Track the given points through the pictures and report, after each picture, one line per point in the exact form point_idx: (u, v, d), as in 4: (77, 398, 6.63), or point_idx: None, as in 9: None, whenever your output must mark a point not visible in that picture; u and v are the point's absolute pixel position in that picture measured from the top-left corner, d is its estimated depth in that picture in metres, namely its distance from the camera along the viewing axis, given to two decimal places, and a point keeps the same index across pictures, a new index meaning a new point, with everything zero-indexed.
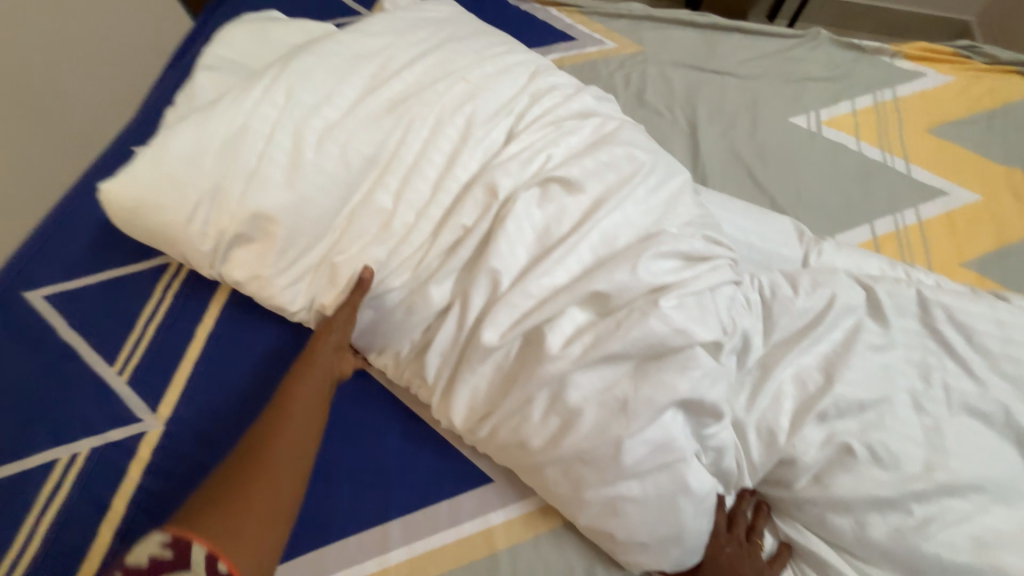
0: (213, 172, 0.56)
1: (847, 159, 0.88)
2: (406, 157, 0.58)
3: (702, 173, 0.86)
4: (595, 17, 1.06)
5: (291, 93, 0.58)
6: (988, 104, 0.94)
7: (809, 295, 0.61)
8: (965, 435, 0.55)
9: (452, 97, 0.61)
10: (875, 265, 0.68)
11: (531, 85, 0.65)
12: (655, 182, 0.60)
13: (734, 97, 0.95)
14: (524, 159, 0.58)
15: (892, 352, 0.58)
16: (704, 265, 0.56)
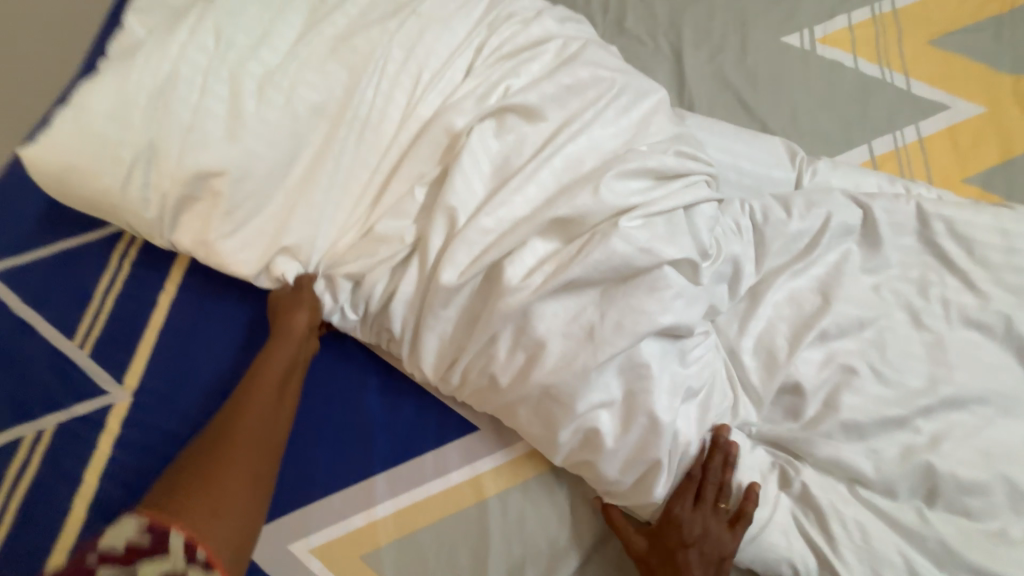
0: (144, 129, 0.51)
1: (842, 78, 0.82)
2: (353, 90, 0.53)
3: (687, 102, 0.80)
4: None
5: (223, 26, 0.53)
6: (994, 8, 0.87)
7: (804, 217, 0.57)
8: (969, 350, 0.53)
9: (401, 20, 0.55)
10: (873, 183, 0.64)
11: (491, 2, 0.59)
12: (631, 105, 0.54)
13: (721, 19, 0.87)
14: (480, 89, 0.53)
15: (886, 272, 0.56)
16: (675, 183, 0.52)
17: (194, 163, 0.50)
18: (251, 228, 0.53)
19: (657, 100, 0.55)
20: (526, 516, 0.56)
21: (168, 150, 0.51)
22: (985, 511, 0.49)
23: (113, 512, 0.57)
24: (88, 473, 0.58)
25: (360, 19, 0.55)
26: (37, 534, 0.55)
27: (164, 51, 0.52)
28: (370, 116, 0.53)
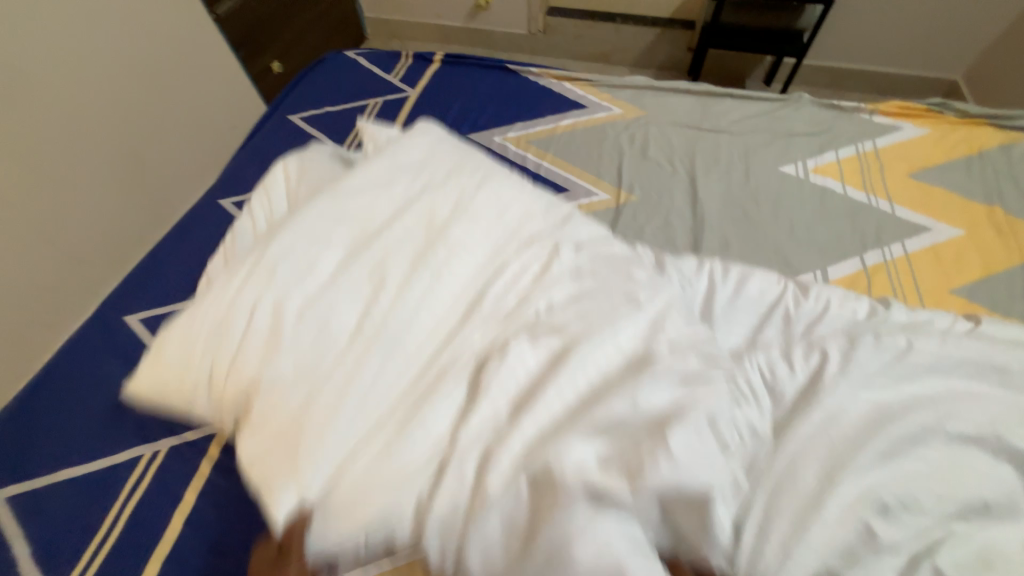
0: (201, 366, 0.58)
1: (834, 201, 0.98)
2: (408, 296, 0.59)
3: (700, 217, 0.97)
4: (603, 88, 1.24)
5: (289, 251, 0.63)
6: (965, 151, 1.04)
7: (805, 364, 0.61)
8: (970, 463, 0.56)
9: (439, 223, 0.67)
10: (857, 308, 0.72)
11: (513, 218, 0.69)
12: (647, 307, 0.59)
13: (727, 151, 1.08)
14: (507, 294, 0.61)
15: (902, 387, 0.60)
16: (700, 385, 0.50)
17: (241, 387, 0.56)
18: (278, 438, 0.51)
19: (643, 314, 0.58)
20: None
21: (241, 354, 0.57)
22: None
23: (202, 529, 0.66)
24: (188, 491, 0.69)
25: (414, 237, 0.66)
26: (139, 542, 0.66)
27: (250, 279, 0.62)
28: (421, 304, 0.59)
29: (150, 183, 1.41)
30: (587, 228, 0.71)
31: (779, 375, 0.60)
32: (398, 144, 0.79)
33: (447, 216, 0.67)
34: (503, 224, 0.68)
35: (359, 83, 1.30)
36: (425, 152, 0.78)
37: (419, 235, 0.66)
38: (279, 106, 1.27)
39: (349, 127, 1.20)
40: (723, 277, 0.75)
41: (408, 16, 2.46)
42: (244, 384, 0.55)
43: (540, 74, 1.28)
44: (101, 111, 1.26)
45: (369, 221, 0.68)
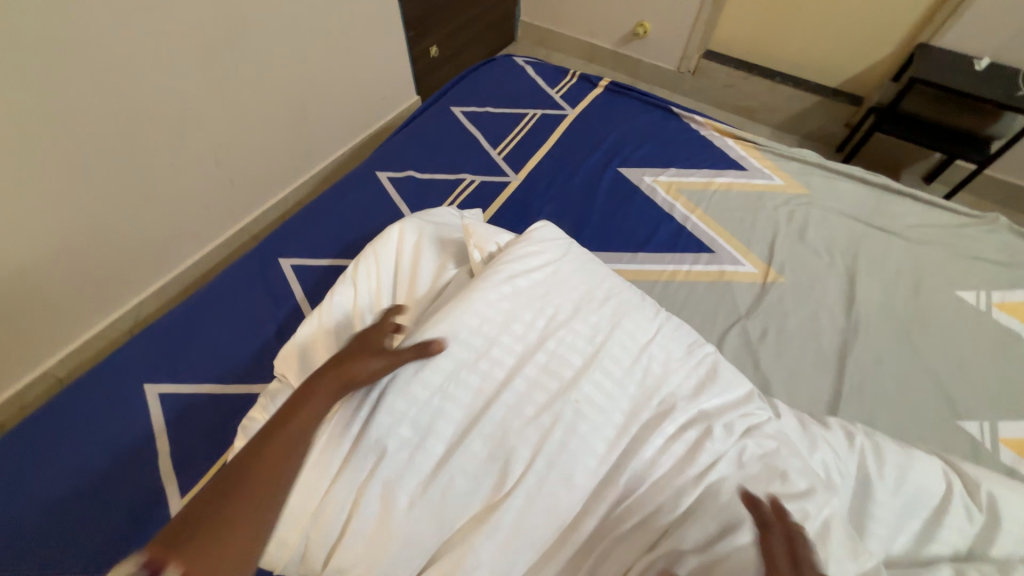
0: (302, 506, 0.49)
1: (1018, 349, 0.86)
2: (551, 477, 0.50)
3: (854, 320, 0.89)
4: (767, 154, 1.19)
5: (429, 371, 0.54)
6: None
7: None
8: None
9: (584, 351, 0.59)
10: None
11: (652, 365, 0.60)
12: (810, 511, 0.51)
13: (898, 257, 0.99)
14: (651, 467, 0.54)
15: None
16: None
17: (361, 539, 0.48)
18: None
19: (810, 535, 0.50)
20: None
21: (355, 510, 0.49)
22: None
23: None
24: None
25: (563, 383, 0.56)
26: None
27: (379, 408, 0.52)
28: (564, 464, 0.51)
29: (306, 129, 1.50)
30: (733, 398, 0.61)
31: None
32: (529, 241, 0.67)
33: (591, 358, 0.58)
34: (653, 379, 0.59)
35: (520, 91, 1.33)
36: (557, 253, 0.67)
37: (561, 367, 0.57)
38: (444, 96, 1.34)
39: (505, 131, 1.23)
40: (879, 468, 0.64)
41: (563, 30, 2.51)
42: (364, 550, 0.48)
43: (702, 124, 1.25)
44: (294, 58, 1.34)
45: (511, 341, 0.58)
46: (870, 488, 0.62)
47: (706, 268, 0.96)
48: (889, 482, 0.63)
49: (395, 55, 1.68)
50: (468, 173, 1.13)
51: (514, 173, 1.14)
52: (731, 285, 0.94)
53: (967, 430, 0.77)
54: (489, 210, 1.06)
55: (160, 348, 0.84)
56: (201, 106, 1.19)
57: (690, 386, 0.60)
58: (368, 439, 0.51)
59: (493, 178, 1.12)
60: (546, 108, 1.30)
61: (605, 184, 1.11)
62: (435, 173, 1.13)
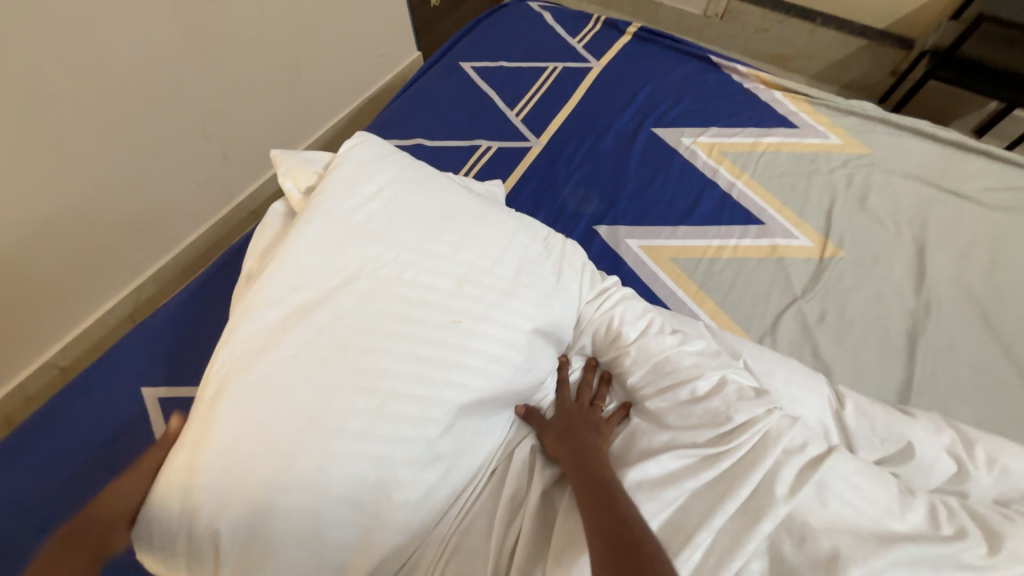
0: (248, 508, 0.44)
1: None
2: (376, 425, 0.48)
3: (925, 300, 0.79)
4: (820, 108, 1.05)
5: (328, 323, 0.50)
6: None
7: None
8: None
9: (439, 265, 0.57)
10: None
11: (503, 270, 0.60)
12: (861, 485, 0.52)
13: (972, 226, 0.87)
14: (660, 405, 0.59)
15: None
16: (925, 545, 0.49)
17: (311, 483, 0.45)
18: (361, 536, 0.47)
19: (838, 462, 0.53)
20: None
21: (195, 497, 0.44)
22: None
23: None
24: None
25: (370, 323, 0.52)
26: None
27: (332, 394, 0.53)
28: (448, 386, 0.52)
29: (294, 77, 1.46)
30: (659, 324, 0.67)
31: None
32: (345, 160, 0.62)
33: (377, 285, 0.53)
34: (494, 279, 0.59)
35: (537, 42, 1.18)
36: (395, 176, 0.63)
37: (425, 290, 0.55)
38: (451, 51, 1.19)
39: (523, 88, 1.09)
40: (969, 452, 0.58)
41: None
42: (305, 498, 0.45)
43: (746, 75, 1.10)
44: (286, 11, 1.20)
45: (330, 268, 0.53)
46: (967, 475, 0.57)
47: (755, 243, 0.86)
48: (983, 469, 0.57)
49: (394, 3, 1.50)
50: (484, 138, 1.01)
51: (535, 137, 1.01)
52: (784, 261, 0.84)
53: None
54: (508, 181, 0.95)
55: (162, 347, 0.78)
56: (177, 68, 1.04)
57: (546, 293, 0.62)
58: (205, 392, 0.48)
59: (513, 144, 1.00)
60: (567, 60, 1.15)
61: (639, 148, 0.98)
62: (447, 140, 1.01)
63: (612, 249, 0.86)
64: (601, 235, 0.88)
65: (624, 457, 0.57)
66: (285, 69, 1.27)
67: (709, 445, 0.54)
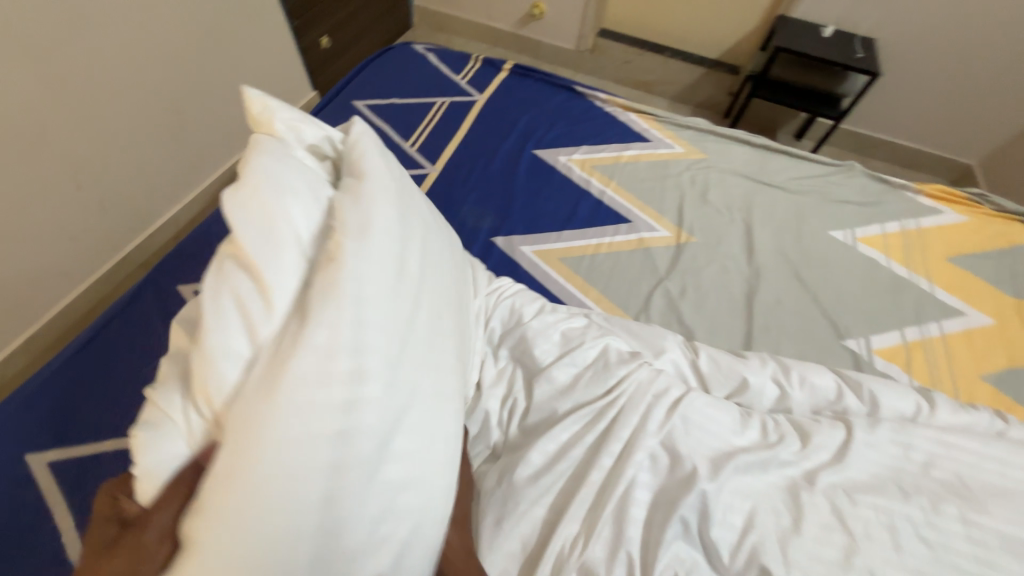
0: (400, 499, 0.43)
1: (880, 274, 1.02)
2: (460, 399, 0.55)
3: (756, 267, 1.00)
4: (667, 125, 1.28)
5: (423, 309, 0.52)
6: (998, 245, 1.11)
7: (863, 498, 0.62)
8: (1009, 563, 0.59)
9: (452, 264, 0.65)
10: (911, 402, 0.76)
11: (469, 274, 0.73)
12: (710, 414, 0.66)
13: (783, 208, 1.12)
14: (561, 379, 0.68)
15: (935, 492, 0.64)
16: (754, 454, 0.63)
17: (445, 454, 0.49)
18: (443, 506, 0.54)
19: (693, 401, 0.66)
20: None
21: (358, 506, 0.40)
22: None
23: None
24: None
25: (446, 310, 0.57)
26: None
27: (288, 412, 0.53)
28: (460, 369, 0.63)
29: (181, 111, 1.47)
30: (554, 311, 0.77)
31: (853, 505, 0.61)
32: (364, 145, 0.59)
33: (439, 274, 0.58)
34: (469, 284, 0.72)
35: (424, 80, 1.30)
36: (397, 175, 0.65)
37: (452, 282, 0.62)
38: (342, 90, 1.26)
39: (416, 122, 1.19)
40: (787, 377, 0.75)
41: (460, 13, 2.49)
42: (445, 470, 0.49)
43: (606, 101, 1.30)
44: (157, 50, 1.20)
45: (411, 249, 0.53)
46: (787, 395, 0.74)
47: (626, 238, 1.02)
48: (797, 388, 0.75)
49: (282, 47, 1.54)
50: None
51: (431, 164, 1.11)
52: (650, 250, 1.00)
53: (850, 347, 0.91)
54: None
55: (55, 412, 0.75)
56: (29, 121, 1.00)
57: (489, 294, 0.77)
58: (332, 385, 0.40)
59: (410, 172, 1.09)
60: (453, 95, 1.27)
61: (524, 168, 1.12)
62: None
63: (510, 256, 0.97)
64: (498, 246, 0.98)
65: (533, 432, 0.65)
66: (162, 115, 1.26)
67: (598, 403, 0.65)
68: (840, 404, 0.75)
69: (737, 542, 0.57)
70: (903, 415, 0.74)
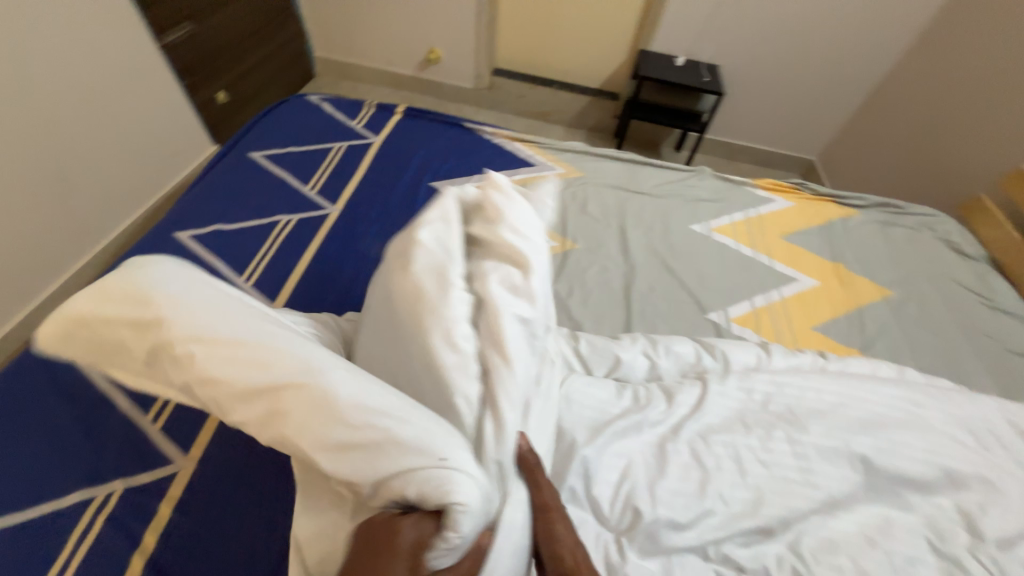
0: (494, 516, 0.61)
1: (731, 256, 1.22)
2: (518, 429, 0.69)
3: (631, 264, 1.16)
4: (548, 149, 1.44)
5: None
6: (818, 222, 1.37)
7: (712, 438, 0.75)
8: (823, 468, 0.74)
9: None
10: (753, 355, 0.92)
11: None
12: (588, 390, 0.77)
13: (650, 211, 1.30)
14: None
15: (767, 423, 0.79)
16: (625, 417, 0.75)
17: None
18: None
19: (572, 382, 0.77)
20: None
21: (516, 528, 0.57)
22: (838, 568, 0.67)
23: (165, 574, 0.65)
24: (206, 421, 0.79)
25: None
26: None
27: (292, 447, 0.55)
28: None
29: (55, 173, 1.42)
30: None
31: (707, 445, 0.74)
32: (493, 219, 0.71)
33: None
34: None
35: (321, 127, 1.37)
36: None
37: None
38: (237, 143, 1.29)
39: (314, 167, 1.25)
40: (655, 351, 0.89)
41: (361, 61, 2.61)
42: None
43: (493, 134, 1.45)
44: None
45: None
46: (655, 365, 0.87)
47: None
48: (663, 358, 0.88)
49: None
50: (282, 213, 1.13)
51: (332, 204, 1.17)
52: None
53: (712, 319, 1.07)
54: (311, 246, 1.08)
55: None
56: None
57: None
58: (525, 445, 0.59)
59: (311, 214, 1.14)
60: (349, 138, 1.36)
61: (421, 199, 1.22)
62: (246, 222, 1.10)
63: None
64: None
65: None
66: None
67: None
68: (699, 365, 0.89)
69: (614, 495, 0.67)
70: (747, 366, 0.90)
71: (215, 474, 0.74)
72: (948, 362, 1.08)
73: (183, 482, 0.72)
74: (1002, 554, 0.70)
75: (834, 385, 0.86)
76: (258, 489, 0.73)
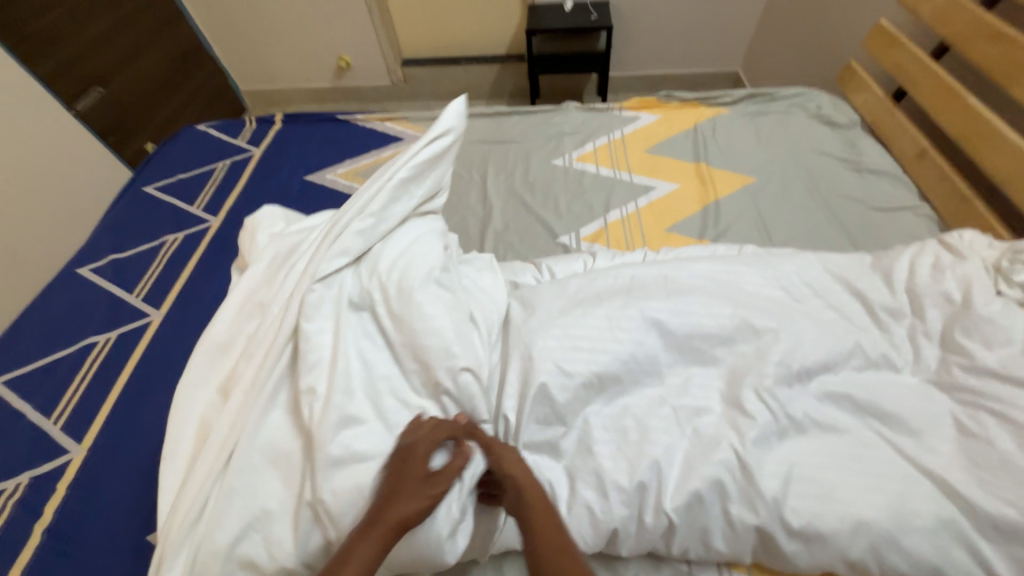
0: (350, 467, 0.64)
1: (589, 180, 1.26)
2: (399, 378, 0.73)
3: (489, 209, 1.21)
4: (418, 122, 1.51)
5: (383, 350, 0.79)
6: (686, 127, 1.37)
7: (520, 332, 0.76)
8: (628, 339, 0.75)
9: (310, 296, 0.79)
10: (578, 264, 0.97)
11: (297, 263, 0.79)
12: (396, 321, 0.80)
13: (513, 156, 1.35)
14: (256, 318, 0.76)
15: (587, 307, 0.79)
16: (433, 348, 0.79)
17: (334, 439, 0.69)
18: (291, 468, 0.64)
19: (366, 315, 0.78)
20: (306, 544, 0.60)
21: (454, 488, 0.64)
22: (631, 427, 0.69)
23: (63, 535, 0.77)
24: (97, 413, 0.92)
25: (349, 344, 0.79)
26: None
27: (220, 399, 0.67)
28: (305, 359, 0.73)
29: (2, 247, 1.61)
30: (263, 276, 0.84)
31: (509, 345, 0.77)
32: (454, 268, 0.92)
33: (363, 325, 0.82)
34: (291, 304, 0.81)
35: (207, 151, 1.48)
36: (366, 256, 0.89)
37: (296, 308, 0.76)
38: (133, 182, 1.41)
39: (199, 187, 1.37)
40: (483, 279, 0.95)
41: (281, 85, 2.68)
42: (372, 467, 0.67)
43: (366, 119, 1.52)
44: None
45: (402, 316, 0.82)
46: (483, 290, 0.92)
47: None
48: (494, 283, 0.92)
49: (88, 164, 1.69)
50: (169, 233, 1.25)
51: (213, 216, 1.28)
52: None
53: (562, 242, 1.12)
54: (192, 256, 1.18)
55: None
56: None
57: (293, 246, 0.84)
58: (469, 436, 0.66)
59: (193, 228, 1.26)
60: (233, 156, 1.47)
61: (295, 193, 1.32)
62: (137, 247, 1.22)
63: None
64: None
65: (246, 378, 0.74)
66: None
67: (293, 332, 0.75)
68: (524, 279, 0.94)
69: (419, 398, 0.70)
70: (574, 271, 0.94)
71: (105, 454, 0.86)
72: (807, 233, 1.08)
73: (76, 467, 0.85)
74: (789, 389, 0.71)
75: (660, 268, 0.87)
76: (139, 460, 0.85)
